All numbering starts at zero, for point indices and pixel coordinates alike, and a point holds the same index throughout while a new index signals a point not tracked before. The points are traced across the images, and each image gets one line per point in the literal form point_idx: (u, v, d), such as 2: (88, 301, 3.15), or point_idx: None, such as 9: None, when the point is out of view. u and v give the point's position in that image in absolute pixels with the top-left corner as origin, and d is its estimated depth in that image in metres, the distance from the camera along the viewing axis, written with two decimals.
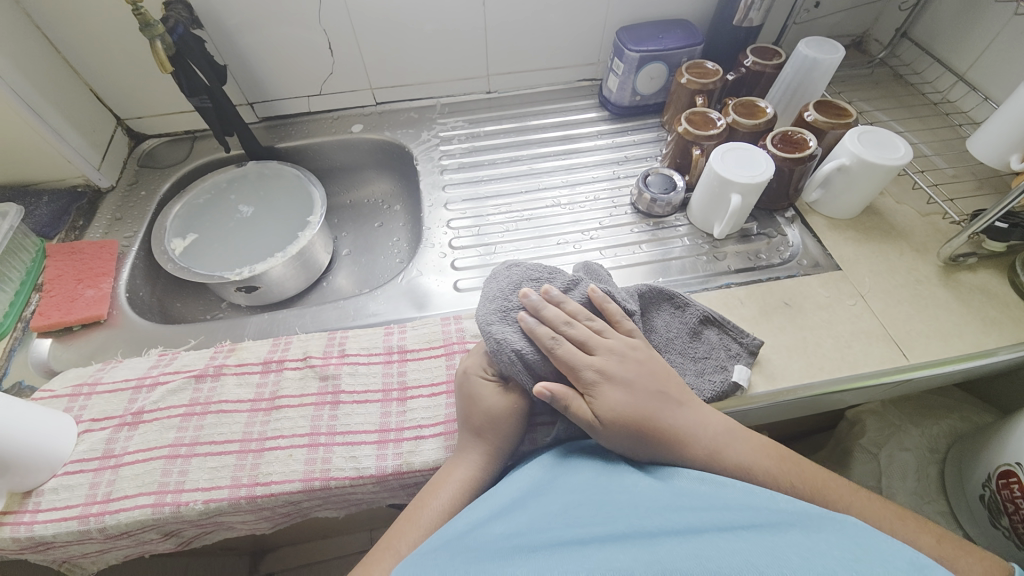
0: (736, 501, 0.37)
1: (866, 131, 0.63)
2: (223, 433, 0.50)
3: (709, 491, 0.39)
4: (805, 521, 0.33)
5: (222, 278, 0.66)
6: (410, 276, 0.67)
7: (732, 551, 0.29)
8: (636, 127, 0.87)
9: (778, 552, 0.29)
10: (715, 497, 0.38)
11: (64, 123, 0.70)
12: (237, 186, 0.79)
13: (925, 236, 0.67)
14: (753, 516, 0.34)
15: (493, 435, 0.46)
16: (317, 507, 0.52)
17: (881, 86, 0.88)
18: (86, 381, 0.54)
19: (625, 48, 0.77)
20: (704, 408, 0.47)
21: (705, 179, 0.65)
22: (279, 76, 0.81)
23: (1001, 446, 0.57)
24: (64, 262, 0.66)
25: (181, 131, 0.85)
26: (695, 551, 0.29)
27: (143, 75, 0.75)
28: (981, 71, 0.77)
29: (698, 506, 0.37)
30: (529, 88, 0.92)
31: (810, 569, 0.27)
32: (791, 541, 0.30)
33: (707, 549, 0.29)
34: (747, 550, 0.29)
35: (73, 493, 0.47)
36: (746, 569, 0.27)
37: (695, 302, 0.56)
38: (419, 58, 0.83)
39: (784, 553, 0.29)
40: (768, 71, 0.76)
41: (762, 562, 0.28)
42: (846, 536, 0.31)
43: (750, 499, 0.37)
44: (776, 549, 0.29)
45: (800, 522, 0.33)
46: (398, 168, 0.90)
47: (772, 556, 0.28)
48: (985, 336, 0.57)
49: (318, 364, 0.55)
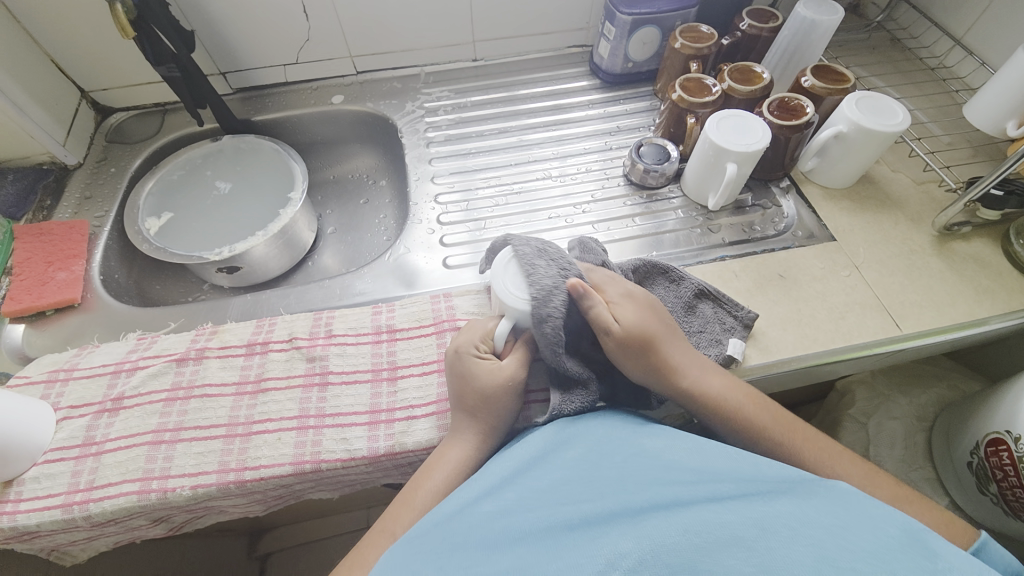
0: (726, 469, 0.37)
1: (864, 96, 0.61)
2: (209, 418, 0.49)
3: (698, 458, 0.39)
4: (795, 489, 0.33)
5: (201, 258, 0.63)
6: (398, 253, 0.65)
7: (721, 524, 0.29)
8: (628, 96, 0.84)
9: (766, 524, 0.28)
10: (707, 466, 0.37)
11: (23, 96, 0.65)
12: (213, 161, 0.76)
13: (919, 205, 0.66)
14: (743, 485, 0.34)
15: (487, 415, 0.45)
16: (310, 489, 0.51)
17: (878, 51, 0.85)
18: (63, 367, 0.52)
19: (616, 11, 0.74)
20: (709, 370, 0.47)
21: (700, 150, 0.63)
22: (252, 43, 0.76)
23: (990, 414, 0.58)
24: (33, 244, 0.63)
25: (150, 104, 0.80)
26: (684, 526, 0.29)
27: (105, 42, 0.71)
28: (980, 34, 0.75)
29: (688, 475, 0.36)
30: (517, 55, 0.88)
31: (798, 541, 0.27)
32: (780, 511, 0.30)
33: (695, 523, 0.29)
34: (735, 522, 0.29)
35: (55, 482, 0.46)
36: (735, 544, 0.27)
37: (690, 276, 0.56)
38: (401, 24, 0.79)
39: (772, 524, 0.28)
40: (765, 35, 0.73)
41: (750, 534, 0.28)
42: (836, 504, 0.31)
43: (739, 468, 0.37)
44: (764, 520, 0.29)
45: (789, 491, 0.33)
46: (381, 141, 0.86)
47: (761, 529, 0.28)
48: (978, 304, 0.57)
49: (305, 346, 0.53)
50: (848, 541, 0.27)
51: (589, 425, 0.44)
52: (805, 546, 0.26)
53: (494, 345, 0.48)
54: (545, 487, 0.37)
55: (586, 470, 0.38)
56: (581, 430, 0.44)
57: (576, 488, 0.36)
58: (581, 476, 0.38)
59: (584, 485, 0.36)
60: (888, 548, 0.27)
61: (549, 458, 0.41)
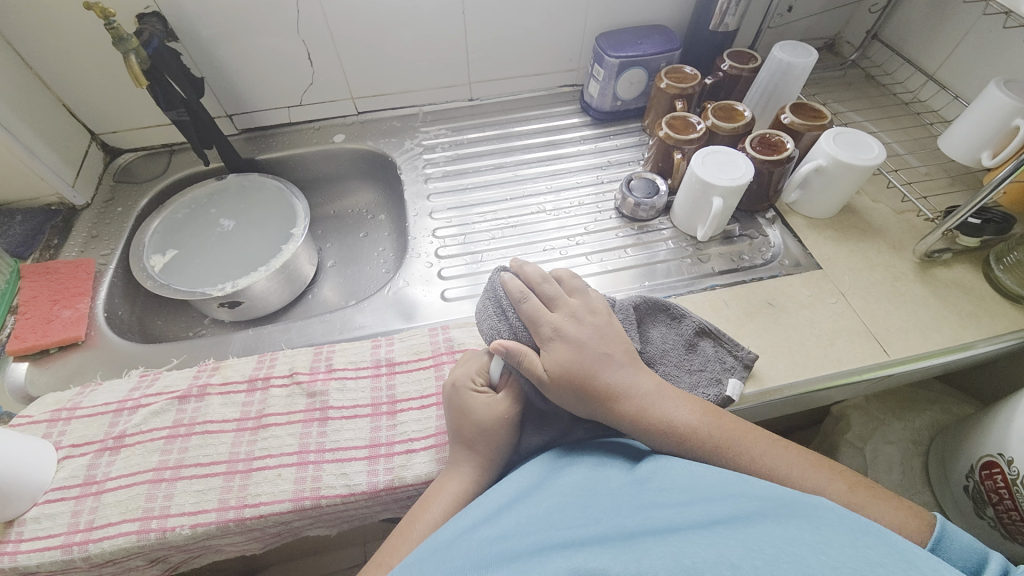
0: (714, 488, 0.38)
1: (841, 132, 0.65)
2: (209, 454, 0.49)
3: (689, 481, 0.39)
4: (781, 508, 0.34)
5: (204, 294, 0.65)
6: (397, 286, 0.67)
7: (708, 546, 0.30)
8: (618, 132, 0.88)
9: (750, 544, 0.29)
10: (696, 488, 0.38)
11: (36, 140, 0.68)
12: (218, 200, 0.78)
13: (900, 233, 0.69)
14: (733, 505, 0.35)
15: (484, 447, 0.46)
16: (308, 525, 0.51)
17: (854, 87, 0.90)
18: (65, 406, 0.53)
19: (604, 54, 0.78)
20: (701, 405, 0.47)
21: (687, 183, 0.66)
22: (258, 87, 0.80)
23: (982, 437, 0.59)
24: (39, 282, 0.64)
25: (158, 145, 0.83)
26: (673, 551, 0.30)
27: (117, 89, 0.74)
28: (949, 71, 0.79)
29: (680, 498, 0.37)
30: (511, 94, 0.92)
31: (781, 558, 0.28)
32: (763, 530, 0.31)
33: (684, 547, 0.30)
34: (722, 544, 0.30)
35: (54, 522, 0.46)
36: (721, 564, 0.28)
37: (691, 314, 0.57)
38: (401, 67, 0.83)
39: (757, 544, 0.29)
40: (745, 75, 0.78)
41: (736, 555, 0.29)
42: (821, 521, 0.32)
43: (724, 484, 0.38)
44: (750, 541, 0.30)
45: (775, 509, 0.34)
46: (381, 177, 0.89)
47: (746, 548, 0.29)
48: (962, 329, 0.59)
49: (305, 380, 0.54)
50: (833, 557, 0.28)
51: (583, 460, 0.45)
52: (789, 563, 0.28)
53: (490, 377, 0.49)
54: (541, 513, 0.38)
55: (582, 499, 0.39)
56: (571, 463, 0.45)
57: (571, 515, 0.37)
58: (575, 503, 0.39)
59: (579, 512, 0.37)
60: (867, 558, 0.28)
61: (543, 488, 0.42)
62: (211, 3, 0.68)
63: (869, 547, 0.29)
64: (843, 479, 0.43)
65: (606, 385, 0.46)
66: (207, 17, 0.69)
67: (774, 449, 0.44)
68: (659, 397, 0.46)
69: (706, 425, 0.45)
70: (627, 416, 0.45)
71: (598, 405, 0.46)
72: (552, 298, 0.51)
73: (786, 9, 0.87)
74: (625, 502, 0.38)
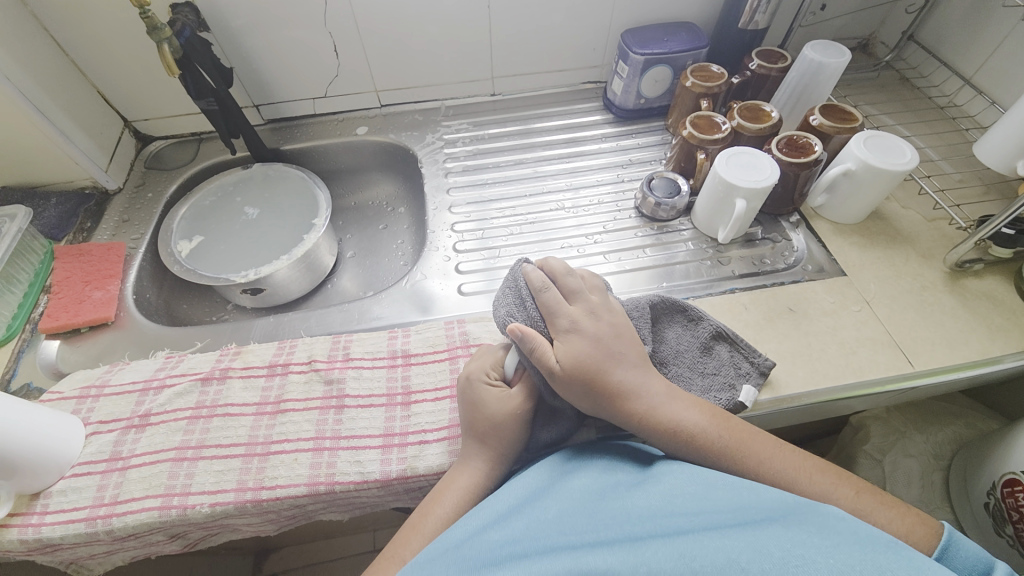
0: (724, 495, 0.37)
1: (873, 135, 0.63)
2: (229, 436, 0.51)
3: (699, 487, 0.39)
4: (791, 515, 0.33)
5: (228, 280, 0.67)
6: (415, 279, 0.68)
7: (716, 548, 0.30)
8: (640, 130, 0.87)
9: (759, 547, 0.29)
10: (706, 494, 0.38)
11: (72, 126, 0.70)
12: (242, 188, 0.80)
13: (930, 241, 0.67)
14: (742, 511, 0.35)
15: (497, 442, 0.46)
16: (322, 509, 0.52)
17: (886, 90, 0.87)
18: (94, 383, 0.55)
19: (629, 51, 0.77)
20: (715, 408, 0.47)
21: (710, 184, 0.65)
22: (284, 79, 0.81)
23: (1008, 454, 0.57)
24: (72, 263, 0.67)
25: (187, 133, 0.85)
26: (681, 553, 0.30)
27: (149, 77, 0.76)
28: (988, 75, 0.76)
29: (689, 504, 0.37)
30: (533, 90, 0.92)
31: (790, 562, 0.28)
32: (772, 534, 0.31)
33: (692, 549, 0.30)
34: (730, 548, 0.30)
35: (81, 495, 0.48)
36: (729, 567, 0.28)
37: (708, 317, 0.56)
38: (424, 61, 0.83)
39: (765, 547, 0.29)
40: (773, 75, 0.76)
41: (744, 558, 0.29)
42: (830, 528, 0.32)
43: (736, 492, 0.38)
44: (758, 544, 0.30)
45: (784, 516, 0.33)
46: (401, 170, 0.90)
47: (754, 551, 0.29)
48: (991, 343, 0.57)
49: (323, 368, 0.55)
50: (842, 562, 0.28)
51: (591, 464, 0.45)
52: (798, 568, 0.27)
53: (504, 372, 0.49)
54: (550, 516, 0.38)
55: (590, 503, 0.39)
56: (581, 467, 0.45)
57: (580, 519, 0.37)
58: (585, 507, 0.39)
59: (588, 516, 0.37)
60: (878, 564, 0.27)
61: (552, 492, 0.42)
62: None
63: (881, 556, 0.28)
64: (850, 486, 0.42)
65: (621, 384, 0.45)
66: (237, 8, 0.70)
67: (781, 453, 0.44)
68: (672, 397, 0.46)
69: (715, 427, 0.45)
70: (640, 417, 0.45)
71: (612, 405, 0.45)
72: (570, 294, 0.50)
73: (819, 8, 0.85)
74: (634, 506, 0.38)
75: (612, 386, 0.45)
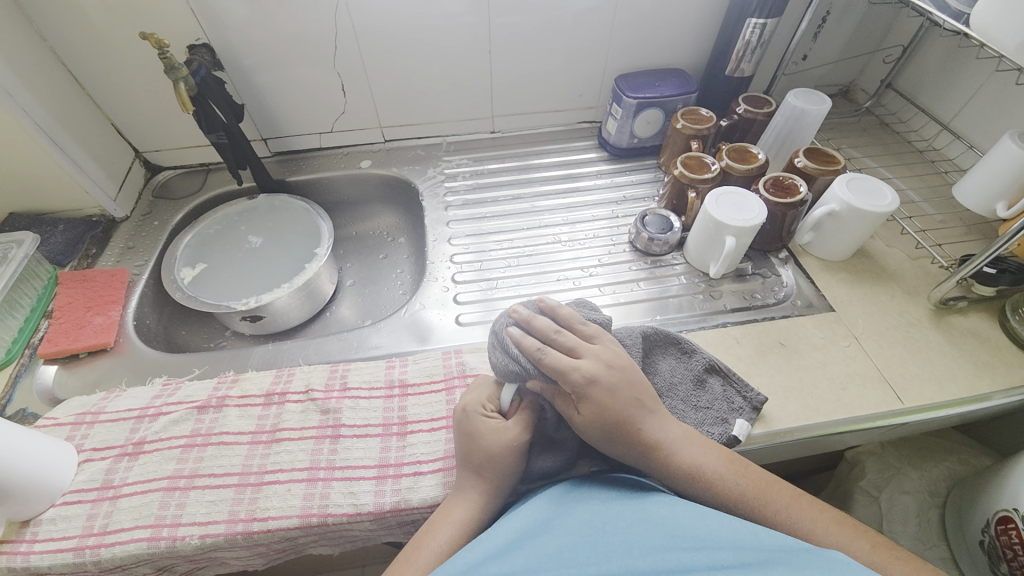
0: (727, 538, 0.38)
1: (855, 178, 0.66)
2: (223, 466, 0.50)
3: (702, 527, 0.39)
4: (791, 557, 0.34)
5: (229, 308, 0.68)
6: (413, 309, 0.69)
7: None
8: (634, 168, 0.90)
9: None
10: (709, 535, 0.38)
11: (84, 156, 0.73)
12: (247, 218, 0.82)
13: (916, 279, 0.69)
14: (744, 554, 0.35)
15: (492, 474, 0.46)
16: (313, 543, 0.51)
17: (868, 133, 0.92)
18: (90, 410, 0.55)
19: (623, 95, 0.81)
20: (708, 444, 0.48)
21: (700, 222, 0.67)
22: (294, 115, 0.85)
23: (1001, 490, 0.58)
24: (75, 289, 0.68)
25: (196, 164, 0.88)
26: None
27: (163, 112, 0.79)
28: (965, 121, 0.80)
29: (692, 542, 0.37)
30: (531, 128, 0.96)
31: None
32: None
33: None
34: None
35: (70, 524, 0.47)
36: None
37: (701, 350, 0.57)
38: (428, 101, 0.87)
39: None
40: (760, 119, 0.80)
41: None
42: (831, 571, 0.32)
43: (738, 535, 0.38)
44: None
45: (785, 558, 0.34)
46: (403, 202, 0.93)
47: None
48: (978, 379, 0.58)
49: (320, 398, 0.56)
50: None
51: (591, 501, 0.45)
52: None
53: (500, 404, 0.50)
54: (553, 549, 0.38)
55: (590, 536, 0.39)
56: (583, 504, 0.45)
57: (582, 554, 0.37)
58: (588, 540, 0.39)
59: (591, 550, 0.37)
60: None
61: (553, 526, 0.42)
62: (256, 36, 0.73)
63: None
64: (867, 540, 0.42)
65: (618, 414, 0.46)
66: (252, 49, 0.74)
67: (797, 502, 0.44)
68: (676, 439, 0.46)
69: (730, 472, 0.46)
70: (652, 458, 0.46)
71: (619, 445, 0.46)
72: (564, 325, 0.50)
73: (801, 58, 0.90)
74: (637, 540, 0.38)
75: (606, 419, 0.46)
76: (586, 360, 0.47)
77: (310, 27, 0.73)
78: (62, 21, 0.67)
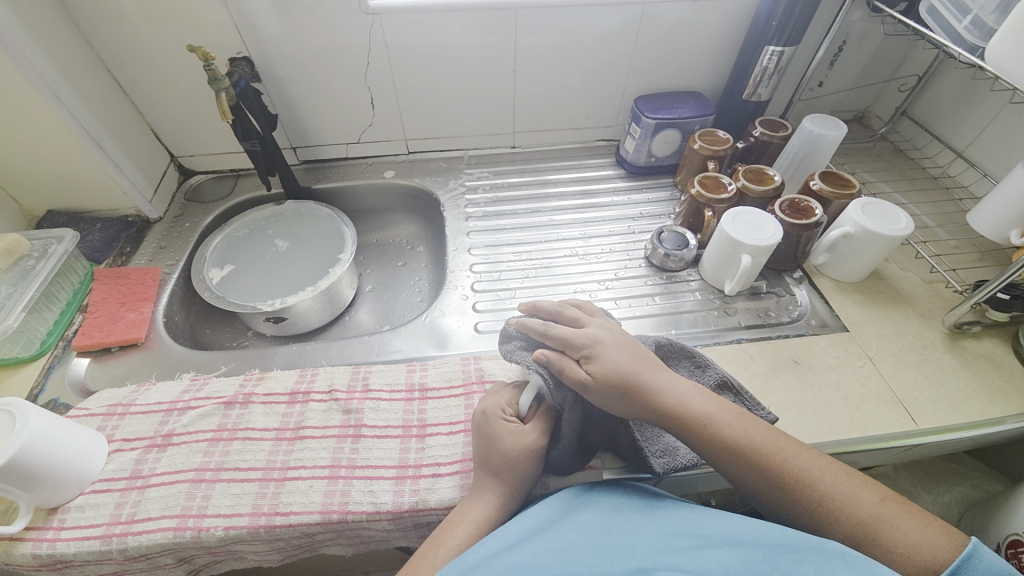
0: (729, 535, 0.39)
1: (869, 202, 0.67)
2: (247, 460, 0.52)
3: (704, 526, 0.41)
4: (788, 552, 0.36)
5: (255, 308, 0.70)
6: (433, 315, 0.71)
7: None
8: (650, 186, 0.92)
9: None
10: (711, 533, 0.40)
11: (124, 158, 0.76)
12: (274, 223, 0.85)
13: (929, 303, 0.69)
14: (742, 550, 0.37)
15: (510, 477, 0.47)
16: (329, 541, 0.52)
17: (882, 159, 0.93)
18: (121, 402, 0.57)
19: (642, 115, 0.84)
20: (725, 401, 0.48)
21: (717, 240, 0.69)
22: (322, 126, 0.88)
23: (1014, 515, 0.58)
24: (109, 285, 0.70)
25: (227, 170, 0.91)
26: None
27: (200, 119, 0.83)
28: (979, 149, 0.82)
29: (694, 542, 0.39)
30: (550, 145, 0.99)
31: None
32: None
33: None
34: None
35: (98, 512, 0.48)
36: None
37: (715, 364, 0.56)
38: (452, 114, 0.90)
39: None
40: (775, 141, 0.82)
41: None
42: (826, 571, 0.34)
43: (740, 532, 0.40)
44: None
45: (783, 555, 0.36)
46: (423, 213, 0.95)
47: None
48: (992, 404, 0.58)
49: (342, 398, 0.57)
50: None
51: (599, 501, 0.46)
52: None
53: (518, 409, 0.51)
54: (559, 546, 0.40)
55: (597, 536, 0.41)
56: (590, 506, 0.46)
57: (588, 552, 0.39)
58: (594, 541, 0.40)
59: (597, 550, 0.39)
60: None
61: (561, 524, 0.43)
62: (293, 50, 0.77)
63: None
64: (875, 491, 0.42)
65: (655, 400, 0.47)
66: (288, 61, 0.78)
67: (805, 454, 0.45)
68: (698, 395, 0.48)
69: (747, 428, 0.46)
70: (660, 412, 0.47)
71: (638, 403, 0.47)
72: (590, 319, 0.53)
73: (816, 85, 0.92)
74: (641, 542, 0.40)
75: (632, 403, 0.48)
76: (606, 367, 0.48)
77: (344, 42, 0.77)
78: (113, 31, 0.71)
